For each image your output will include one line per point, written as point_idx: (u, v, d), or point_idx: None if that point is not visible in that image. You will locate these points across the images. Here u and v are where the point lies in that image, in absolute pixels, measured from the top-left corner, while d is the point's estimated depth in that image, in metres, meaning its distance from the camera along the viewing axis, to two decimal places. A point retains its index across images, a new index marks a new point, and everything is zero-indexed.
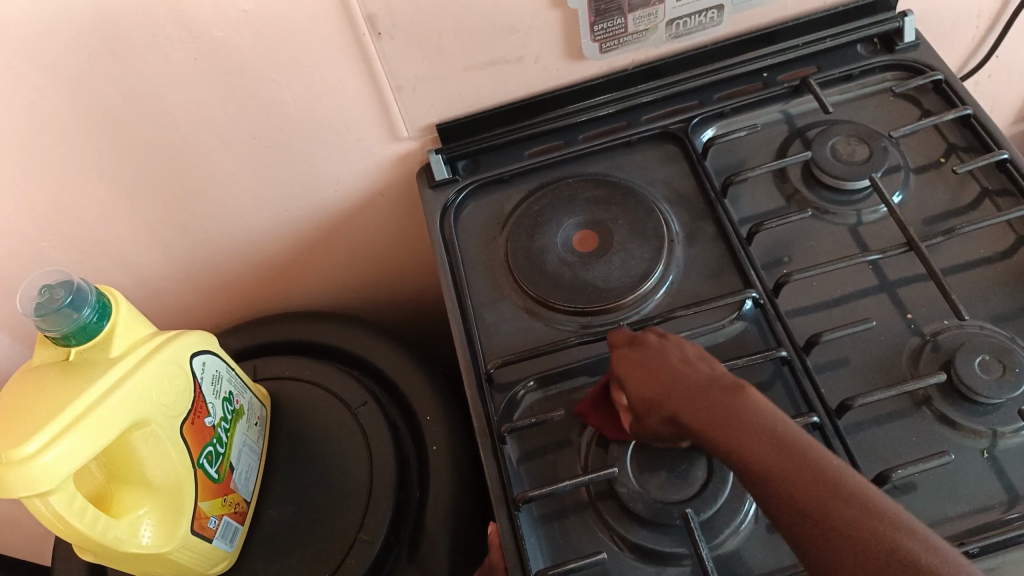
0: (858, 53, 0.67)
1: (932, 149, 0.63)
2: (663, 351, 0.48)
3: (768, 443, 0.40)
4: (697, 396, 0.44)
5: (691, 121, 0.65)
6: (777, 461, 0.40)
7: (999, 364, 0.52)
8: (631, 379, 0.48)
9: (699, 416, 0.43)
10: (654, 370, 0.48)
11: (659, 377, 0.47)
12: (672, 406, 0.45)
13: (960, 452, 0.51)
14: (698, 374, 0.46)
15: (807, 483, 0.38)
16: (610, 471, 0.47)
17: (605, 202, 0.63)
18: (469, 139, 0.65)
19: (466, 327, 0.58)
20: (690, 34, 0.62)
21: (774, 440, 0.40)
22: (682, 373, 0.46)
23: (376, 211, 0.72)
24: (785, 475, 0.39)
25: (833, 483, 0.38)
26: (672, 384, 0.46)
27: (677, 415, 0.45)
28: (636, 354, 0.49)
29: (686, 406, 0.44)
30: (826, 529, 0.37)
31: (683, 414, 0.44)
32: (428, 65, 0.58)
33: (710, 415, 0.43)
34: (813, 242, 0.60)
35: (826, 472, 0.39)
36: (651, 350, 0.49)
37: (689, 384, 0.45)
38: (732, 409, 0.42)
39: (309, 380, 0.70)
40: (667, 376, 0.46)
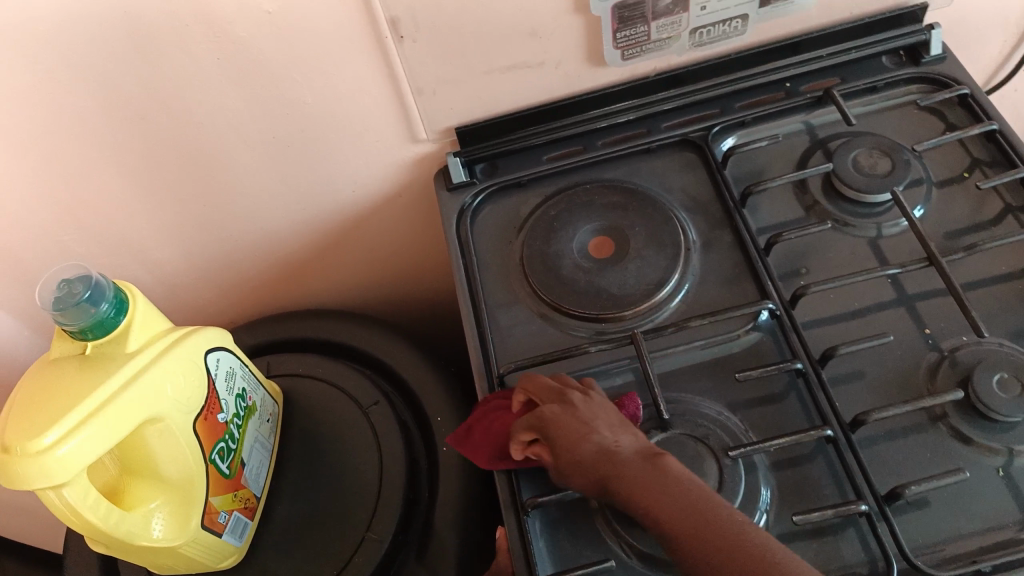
0: (883, 65, 0.66)
1: (955, 163, 0.63)
2: (591, 412, 0.47)
3: (681, 505, 0.40)
4: (616, 460, 0.44)
5: (712, 130, 0.65)
6: (681, 522, 0.40)
7: (1018, 382, 0.51)
8: (558, 440, 0.46)
9: (622, 481, 0.43)
10: (578, 424, 0.46)
11: (582, 440, 0.45)
12: (600, 470, 0.44)
13: (976, 470, 0.50)
14: (619, 443, 0.45)
15: (718, 549, 0.38)
16: None
17: (622, 208, 0.63)
18: (488, 143, 0.65)
19: (480, 331, 0.58)
20: (713, 43, 0.62)
21: (666, 496, 0.41)
22: (592, 433, 0.45)
23: (393, 212, 0.72)
24: (676, 520, 0.40)
25: (752, 549, 0.38)
26: (581, 441, 0.45)
27: (596, 479, 0.44)
28: (554, 409, 0.47)
29: (606, 470, 0.43)
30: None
31: (608, 478, 0.43)
32: (449, 68, 0.58)
33: (639, 482, 0.42)
34: (831, 253, 0.59)
35: (736, 529, 0.39)
36: (573, 413, 0.47)
37: (598, 445, 0.44)
38: (651, 475, 0.42)
39: (322, 378, 0.71)
40: (592, 440, 0.45)
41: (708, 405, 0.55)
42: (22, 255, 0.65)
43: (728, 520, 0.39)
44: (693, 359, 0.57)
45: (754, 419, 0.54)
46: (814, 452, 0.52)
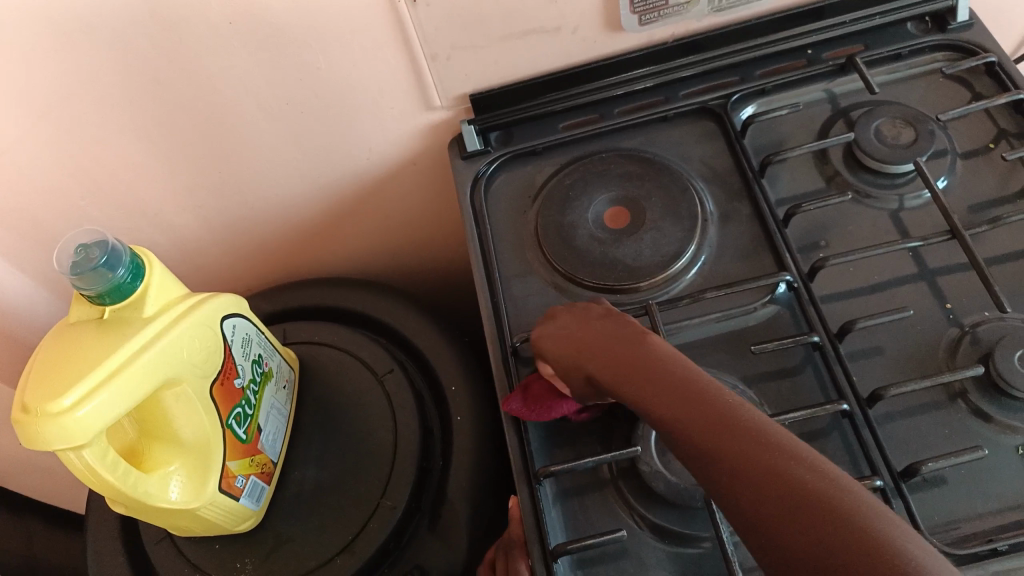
0: (908, 32, 0.64)
1: (982, 134, 0.61)
2: (624, 326, 0.47)
3: (704, 408, 0.38)
4: (642, 363, 0.43)
5: (731, 98, 0.64)
6: (700, 418, 0.38)
7: None
8: (593, 350, 0.46)
9: (647, 384, 0.41)
10: (615, 334, 0.46)
11: (615, 348, 0.45)
12: (626, 374, 0.43)
13: (994, 449, 0.50)
14: (650, 350, 0.44)
15: (739, 447, 0.36)
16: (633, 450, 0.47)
17: (639, 178, 0.62)
18: (503, 111, 0.65)
19: (493, 300, 0.58)
20: (733, 8, 0.61)
21: (701, 408, 0.38)
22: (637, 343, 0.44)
23: (408, 180, 0.72)
24: (693, 418, 0.38)
25: (791, 472, 0.34)
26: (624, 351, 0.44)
27: (633, 391, 0.42)
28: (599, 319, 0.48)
29: (631, 371, 0.43)
30: (769, 490, 0.34)
31: (633, 384, 0.42)
32: (463, 34, 0.57)
33: (661, 381, 0.41)
34: (851, 226, 0.58)
35: (761, 433, 0.36)
36: (608, 326, 0.47)
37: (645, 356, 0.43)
38: (675, 377, 0.41)
39: (336, 346, 0.71)
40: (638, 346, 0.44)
41: (722, 378, 0.55)
42: (40, 220, 0.66)
43: (748, 418, 0.37)
44: (708, 332, 0.57)
45: (769, 392, 0.54)
46: (830, 427, 0.52)
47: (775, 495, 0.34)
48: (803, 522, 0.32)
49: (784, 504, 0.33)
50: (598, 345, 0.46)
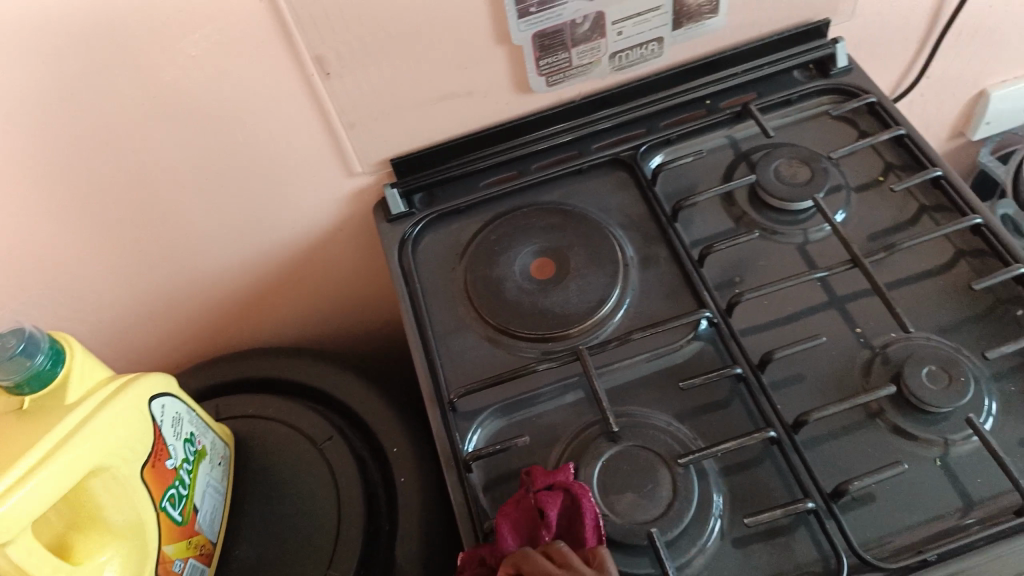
0: (794, 79, 0.70)
1: (871, 168, 0.66)
2: None
3: None
4: None
5: (641, 148, 0.67)
6: None
7: (945, 374, 0.53)
8: None
9: None
10: None
11: None
12: None
13: (913, 461, 0.52)
14: None
15: None
16: None
17: (560, 230, 0.64)
18: (424, 173, 0.66)
19: (428, 358, 0.59)
20: (633, 66, 0.64)
21: None
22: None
23: (335, 246, 0.73)
24: None
25: None
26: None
27: None
28: None
29: None
30: None
31: None
32: (379, 103, 0.59)
33: None
34: (763, 262, 0.62)
35: None
36: None
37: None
38: None
39: (272, 418, 0.70)
40: None
41: (655, 415, 0.56)
42: None
43: None
44: (637, 372, 0.59)
45: (702, 427, 0.56)
46: (762, 455, 0.54)
47: None
48: None
49: None
50: None
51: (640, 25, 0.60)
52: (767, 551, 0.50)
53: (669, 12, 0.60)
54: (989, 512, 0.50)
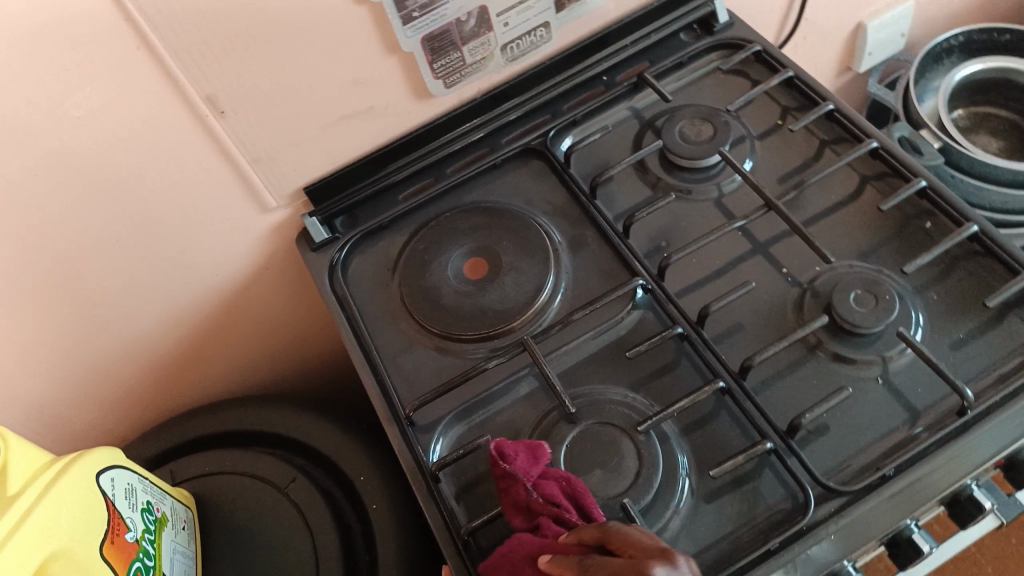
0: (682, 41, 0.72)
1: (770, 115, 0.68)
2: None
3: None
4: None
5: (548, 134, 0.68)
6: None
7: (871, 296, 0.56)
8: None
9: None
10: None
11: None
12: None
13: (857, 385, 0.55)
14: None
15: None
16: None
17: (487, 228, 0.63)
18: (340, 195, 0.65)
19: (378, 377, 0.57)
20: (525, 55, 0.65)
21: None
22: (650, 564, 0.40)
23: (264, 284, 0.71)
24: None
25: None
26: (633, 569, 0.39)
27: None
28: None
29: None
30: None
31: None
32: (281, 132, 0.58)
33: None
34: (684, 224, 0.63)
35: None
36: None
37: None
38: None
39: (231, 471, 0.69)
40: None
41: (611, 390, 0.57)
42: None
43: None
44: (585, 352, 0.59)
45: (656, 392, 0.57)
46: (716, 408, 0.55)
47: None
48: None
49: None
50: None
51: (523, 13, 0.61)
52: (737, 499, 0.51)
53: None
54: (934, 418, 0.52)
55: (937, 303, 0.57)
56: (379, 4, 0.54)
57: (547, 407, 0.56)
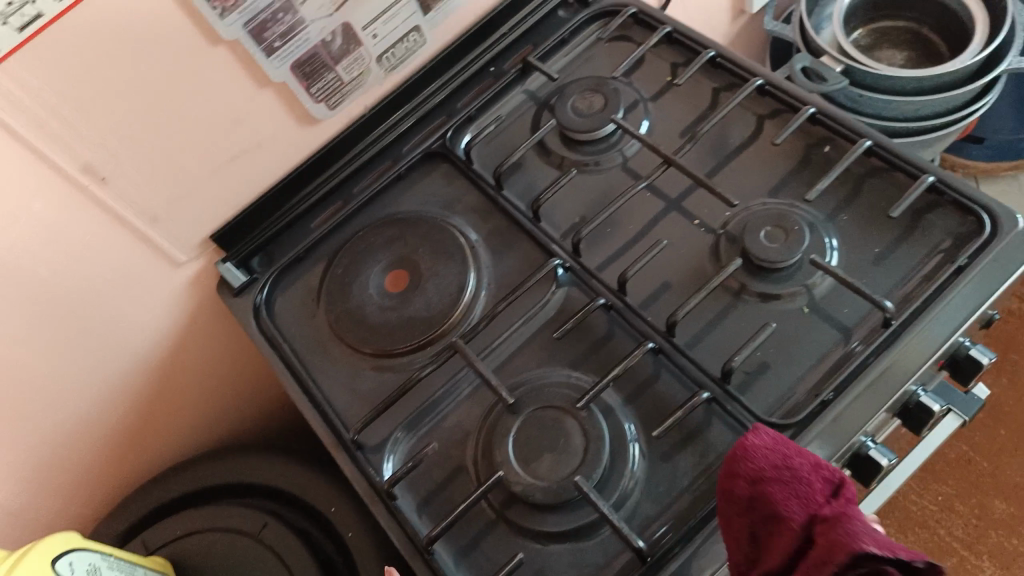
0: (561, 18, 0.72)
1: (660, 74, 0.68)
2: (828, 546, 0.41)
3: None
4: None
5: (447, 134, 0.68)
6: None
7: (782, 230, 0.56)
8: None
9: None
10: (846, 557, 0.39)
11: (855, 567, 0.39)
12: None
13: (783, 318, 0.55)
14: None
15: None
16: (496, 477, 0.48)
17: (400, 239, 0.63)
18: (252, 236, 0.65)
19: (316, 407, 0.57)
20: (403, 62, 0.65)
21: None
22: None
23: (195, 338, 0.70)
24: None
25: None
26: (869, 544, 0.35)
27: None
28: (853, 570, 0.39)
29: None
30: None
31: None
32: (171, 186, 0.58)
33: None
34: (592, 195, 0.64)
35: None
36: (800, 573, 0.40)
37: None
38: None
39: (204, 527, 0.68)
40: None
41: (550, 373, 0.56)
42: None
43: None
44: (518, 340, 0.59)
45: (593, 366, 0.56)
46: (655, 369, 0.55)
47: None
48: None
49: None
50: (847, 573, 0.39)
51: (389, 21, 0.61)
52: (689, 453, 0.52)
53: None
54: (863, 334, 0.53)
55: (849, 223, 0.57)
56: (237, 42, 0.54)
57: (491, 401, 0.56)
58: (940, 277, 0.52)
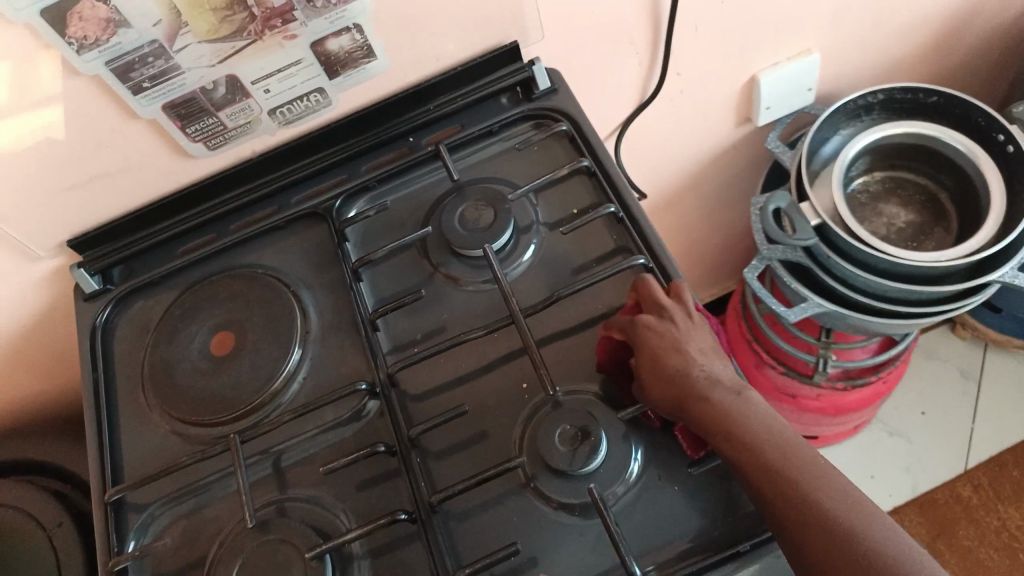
0: (501, 105, 0.66)
1: (568, 203, 0.63)
2: (670, 331, 0.51)
3: (723, 424, 0.48)
4: (672, 375, 0.49)
5: (336, 201, 0.64)
6: (725, 432, 0.47)
7: (577, 436, 0.52)
8: (644, 373, 0.50)
9: (673, 384, 0.49)
10: (668, 351, 0.50)
11: (669, 363, 0.50)
12: (681, 389, 0.49)
13: (557, 530, 0.51)
14: (659, 341, 0.50)
15: (766, 476, 0.45)
16: None
17: (241, 299, 0.62)
18: (114, 245, 0.65)
19: (100, 444, 0.58)
20: (302, 118, 0.63)
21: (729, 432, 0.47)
22: (690, 376, 0.50)
23: (37, 321, 0.71)
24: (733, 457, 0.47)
25: (761, 449, 0.46)
26: (690, 393, 0.49)
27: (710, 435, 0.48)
28: (646, 334, 0.51)
29: (673, 386, 0.49)
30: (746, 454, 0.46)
31: (680, 408, 0.49)
32: (22, 193, 0.59)
33: (699, 402, 0.48)
34: (444, 311, 0.60)
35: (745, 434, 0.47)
36: (660, 330, 0.51)
37: (859, 547, 0.42)
38: (652, 342, 0.50)
39: (5, 504, 0.68)
40: (673, 358, 0.50)
41: (316, 502, 0.55)
42: None
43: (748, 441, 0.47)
44: (305, 450, 0.57)
45: (360, 506, 0.54)
46: (412, 535, 0.52)
47: (764, 470, 0.46)
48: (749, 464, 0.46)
49: (707, 422, 0.48)
50: (645, 364, 0.50)
51: (286, 80, 0.59)
52: None
53: (316, 63, 0.58)
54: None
55: (661, 447, 0.52)
56: (98, 77, 0.52)
57: (272, 495, 0.56)
58: (718, 550, 0.48)
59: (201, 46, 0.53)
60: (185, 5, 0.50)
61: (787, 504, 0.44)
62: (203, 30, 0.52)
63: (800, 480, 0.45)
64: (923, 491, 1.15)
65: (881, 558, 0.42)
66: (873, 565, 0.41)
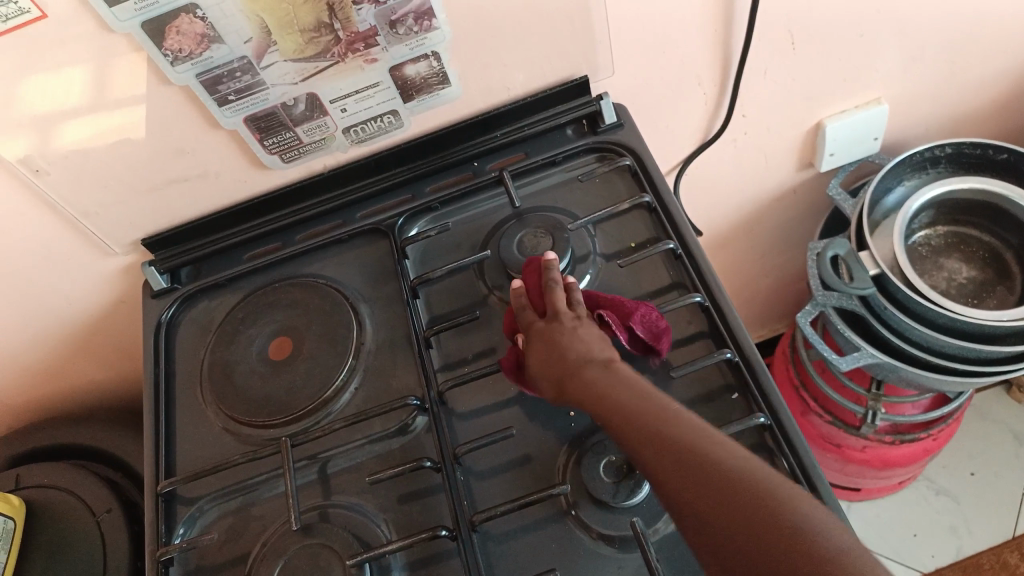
0: (566, 136, 0.68)
1: (626, 237, 0.64)
2: (551, 302, 0.54)
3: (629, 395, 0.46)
4: (565, 337, 0.52)
5: (399, 219, 0.66)
6: (632, 403, 0.45)
7: (623, 467, 0.52)
8: (536, 342, 0.53)
9: (568, 348, 0.51)
10: (556, 316, 0.53)
11: (560, 323, 0.52)
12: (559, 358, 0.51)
13: (594, 560, 0.51)
14: (560, 305, 0.54)
15: (663, 447, 0.42)
16: None
17: (301, 307, 0.64)
18: (185, 246, 0.68)
19: (157, 436, 0.61)
20: (375, 137, 0.65)
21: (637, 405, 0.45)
22: (585, 342, 0.51)
23: (106, 312, 0.74)
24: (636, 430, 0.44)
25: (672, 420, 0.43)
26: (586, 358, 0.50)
27: (613, 416, 0.46)
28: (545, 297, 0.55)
29: (563, 349, 0.51)
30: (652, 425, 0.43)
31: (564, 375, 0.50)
32: (107, 191, 0.62)
33: (596, 368, 0.49)
34: (496, 334, 0.61)
35: (662, 407, 0.44)
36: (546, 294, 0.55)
37: (758, 504, 0.37)
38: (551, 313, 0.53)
39: (60, 484, 0.70)
40: (552, 324, 0.53)
41: (359, 510, 0.56)
42: None
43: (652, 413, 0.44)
44: (352, 458, 0.59)
45: (401, 517, 0.55)
46: (451, 551, 0.53)
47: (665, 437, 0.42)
48: (649, 432, 0.43)
49: (613, 392, 0.46)
50: (537, 334, 0.53)
51: (363, 100, 0.61)
52: None
53: (392, 86, 0.61)
54: None
55: None
56: (187, 87, 0.55)
57: (316, 500, 0.57)
58: None
59: (287, 64, 0.56)
60: (275, 24, 0.52)
61: (683, 465, 0.40)
62: (290, 50, 0.55)
63: (684, 459, 0.40)
64: (968, 555, 1.11)
65: (784, 523, 0.35)
66: (770, 528, 0.35)
